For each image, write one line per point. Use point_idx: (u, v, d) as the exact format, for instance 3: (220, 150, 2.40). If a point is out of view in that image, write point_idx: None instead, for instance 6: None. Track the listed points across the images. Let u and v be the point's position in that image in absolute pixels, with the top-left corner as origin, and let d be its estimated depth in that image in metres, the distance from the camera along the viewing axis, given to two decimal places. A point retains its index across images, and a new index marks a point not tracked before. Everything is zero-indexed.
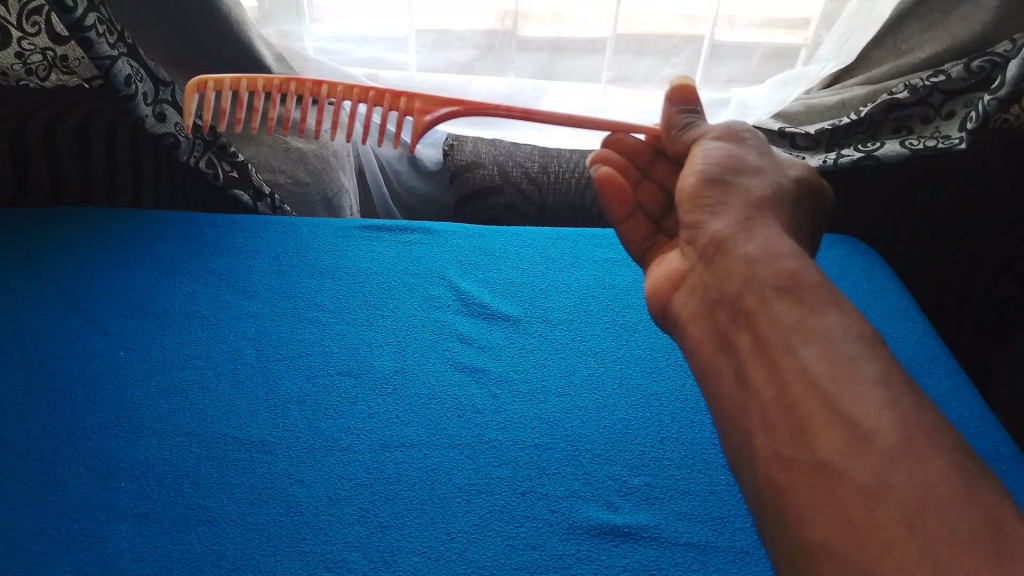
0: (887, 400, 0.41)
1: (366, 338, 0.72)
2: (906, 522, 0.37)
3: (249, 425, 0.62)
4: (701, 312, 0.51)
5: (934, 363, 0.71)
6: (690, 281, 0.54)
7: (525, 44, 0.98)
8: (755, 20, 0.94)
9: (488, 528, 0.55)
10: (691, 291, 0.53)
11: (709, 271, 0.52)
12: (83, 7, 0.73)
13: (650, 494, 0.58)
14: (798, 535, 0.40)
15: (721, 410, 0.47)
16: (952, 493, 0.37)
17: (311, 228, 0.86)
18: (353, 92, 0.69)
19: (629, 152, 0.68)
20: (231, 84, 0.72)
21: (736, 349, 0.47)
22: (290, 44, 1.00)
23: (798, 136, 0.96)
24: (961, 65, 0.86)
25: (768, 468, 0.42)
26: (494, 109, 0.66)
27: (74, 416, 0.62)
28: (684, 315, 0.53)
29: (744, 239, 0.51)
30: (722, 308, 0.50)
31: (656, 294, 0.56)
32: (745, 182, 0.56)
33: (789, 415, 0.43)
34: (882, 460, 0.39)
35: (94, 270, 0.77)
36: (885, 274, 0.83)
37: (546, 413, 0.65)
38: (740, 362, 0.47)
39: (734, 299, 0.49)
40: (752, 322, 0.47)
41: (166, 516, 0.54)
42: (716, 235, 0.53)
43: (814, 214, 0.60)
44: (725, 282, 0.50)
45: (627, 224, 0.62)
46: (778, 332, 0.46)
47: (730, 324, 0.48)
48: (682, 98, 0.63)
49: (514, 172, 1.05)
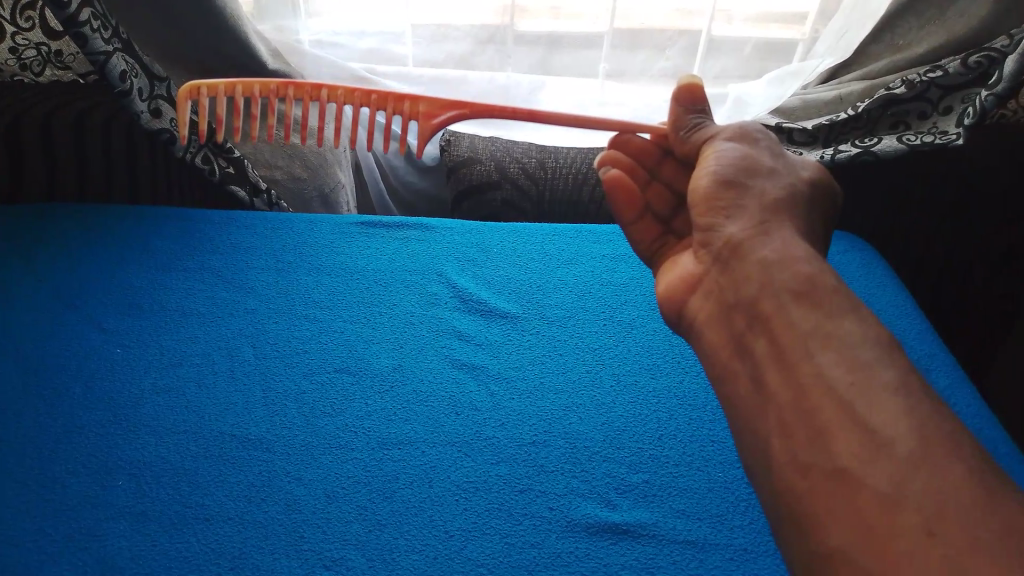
0: (906, 406, 0.41)
1: (364, 335, 0.71)
2: (926, 529, 0.37)
3: (247, 422, 0.62)
4: (718, 316, 0.51)
5: (938, 363, 0.71)
6: (705, 284, 0.54)
7: (521, 38, 0.97)
8: (750, 15, 0.94)
9: (486, 527, 0.55)
10: (707, 295, 0.53)
11: (725, 275, 0.52)
12: (78, 3, 0.72)
13: (648, 491, 0.58)
14: (816, 543, 0.40)
15: (737, 414, 0.47)
16: (971, 500, 0.37)
17: (307, 225, 0.86)
18: (353, 97, 0.68)
19: (638, 152, 0.67)
20: (226, 90, 0.69)
21: (753, 353, 0.48)
22: (285, 37, 0.99)
23: (795, 132, 0.95)
24: (958, 60, 0.86)
25: (786, 474, 0.43)
26: (499, 111, 0.66)
27: (71, 414, 0.61)
28: (699, 318, 0.53)
29: (760, 243, 0.51)
30: (738, 312, 0.50)
31: (669, 298, 0.56)
32: (760, 185, 0.56)
33: (808, 420, 0.43)
34: (902, 468, 0.39)
35: (89, 267, 0.77)
36: (884, 271, 0.83)
37: (544, 410, 0.65)
38: (757, 366, 0.47)
39: (751, 303, 0.49)
40: (768, 327, 0.47)
41: (164, 514, 0.54)
42: (731, 238, 0.53)
43: (827, 216, 0.60)
44: (741, 286, 0.50)
45: (637, 226, 0.62)
46: (796, 337, 0.46)
47: (747, 329, 0.48)
48: (690, 99, 0.62)
49: (511, 167, 1.04)
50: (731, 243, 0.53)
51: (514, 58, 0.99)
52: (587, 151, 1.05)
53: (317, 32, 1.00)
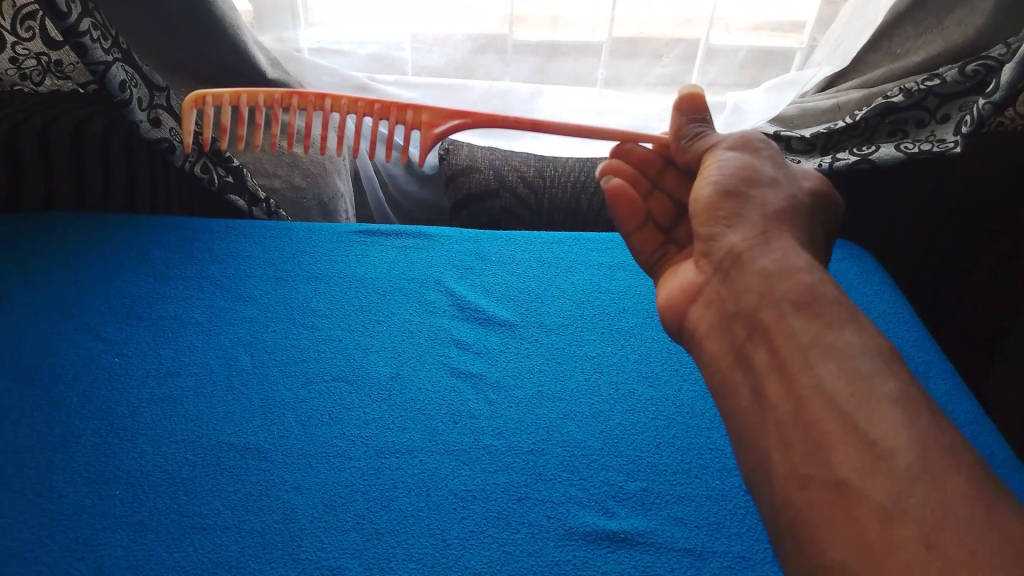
0: (906, 418, 0.41)
1: (362, 344, 0.72)
2: (924, 543, 0.37)
3: (244, 431, 0.62)
4: (718, 326, 0.51)
5: (940, 372, 0.71)
6: (706, 294, 0.53)
7: (519, 47, 0.98)
8: (748, 24, 0.94)
9: (484, 535, 0.55)
10: (707, 305, 0.53)
11: (725, 285, 0.52)
12: (78, 13, 0.73)
13: (646, 500, 0.58)
14: (816, 555, 0.40)
15: (738, 426, 0.47)
16: (972, 513, 0.37)
17: (306, 234, 0.86)
18: (358, 106, 0.68)
19: (639, 162, 0.67)
20: (231, 100, 0.72)
21: (753, 364, 0.48)
22: (285, 45, 0.99)
23: (794, 140, 0.96)
24: (956, 69, 0.86)
25: (785, 487, 0.42)
26: (499, 121, 0.66)
27: (68, 424, 0.61)
28: (700, 329, 0.53)
29: (761, 252, 0.51)
30: (739, 322, 0.50)
31: (668, 308, 0.55)
32: (761, 195, 0.56)
33: (807, 432, 0.43)
34: (900, 481, 0.39)
35: (88, 276, 0.77)
36: (883, 279, 0.83)
37: (542, 418, 0.65)
38: (757, 378, 0.47)
39: (753, 314, 0.49)
40: (768, 337, 0.47)
41: (161, 524, 0.54)
42: (732, 247, 0.53)
43: (827, 225, 0.60)
44: (741, 296, 0.50)
45: (639, 235, 0.62)
46: (796, 349, 0.46)
47: (747, 339, 0.48)
48: (692, 108, 0.63)
49: (510, 176, 1.05)
50: (731, 254, 0.53)
51: (512, 66, 1.00)
52: (585, 161, 1.05)
53: (316, 41, 1.00)
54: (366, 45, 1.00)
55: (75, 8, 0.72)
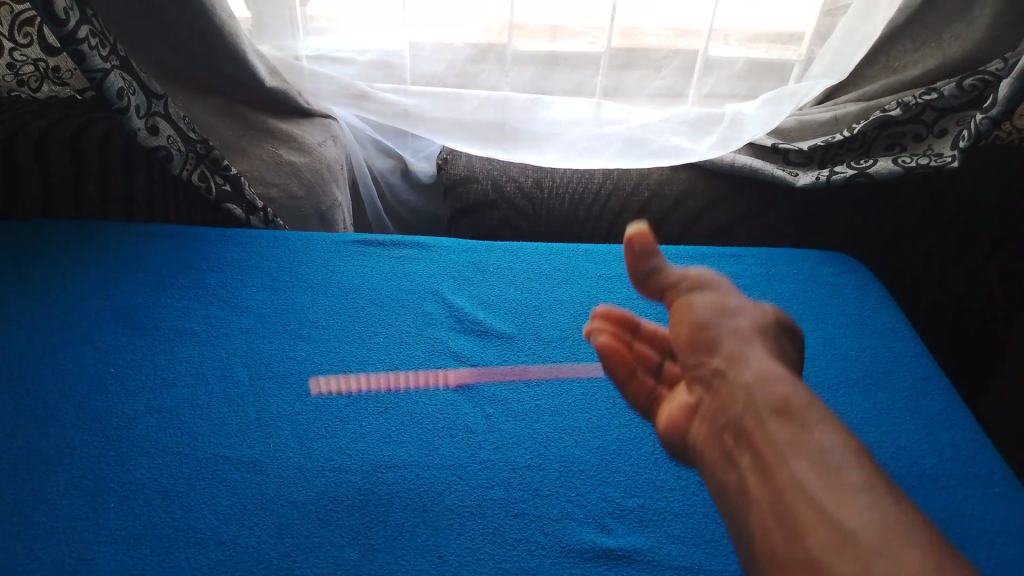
0: None
1: (359, 355, 0.71)
2: None
3: (240, 444, 0.62)
4: (707, 438, 0.51)
5: (928, 382, 0.71)
6: (700, 411, 0.52)
7: (521, 57, 0.97)
8: (745, 36, 0.93)
9: (480, 552, 0.54)
10: (701, 418, 0.52)
11: (714, 400, 0.51)
12: (76, 21, 0.73)
13: (643, 516, 0.57)
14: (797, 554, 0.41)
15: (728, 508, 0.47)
16: None
17: (304, 243, 0.86)
18: None
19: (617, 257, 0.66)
20: None
21: (739, 462, 0.48)
22: (283, 53, 0.98)
23: (791, 152, 0.99)
24: (954, 82, 0.89)
25: None
26: None
27: (62, 435, 0.61)
28: (695, 441, 0.52)
29: (742, 367, 0.51)
30: (727, 431, 0.49)
31: (669, 430, 0.54)
32: (734, 323, 0.55)
33: None
34: None
35: (84, 284, 0.76)
36: (876, 292, 0.83)
37: (539, 433, 0.65)
38: (747, 483, 0.47)
39: (735, 419, 0.49)
40: (751, 443, 0.47)
41: (155, 538, 0.54)
42: (717, 366, 0.52)
43: None
44: (728, 408, 0.50)
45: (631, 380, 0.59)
46: (772, 449, 0.46)
47: (733, 445, 0.48)
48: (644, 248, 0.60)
49: (508, 186, 1.05)
50: (716, 377, 0.52)
51: (513, 77, 0.99)
52: (583, 170, 1.04)
53: (317, 46, 0.99)
54: (365, 53, 1.00)
55: (73, 15, 0.72)
